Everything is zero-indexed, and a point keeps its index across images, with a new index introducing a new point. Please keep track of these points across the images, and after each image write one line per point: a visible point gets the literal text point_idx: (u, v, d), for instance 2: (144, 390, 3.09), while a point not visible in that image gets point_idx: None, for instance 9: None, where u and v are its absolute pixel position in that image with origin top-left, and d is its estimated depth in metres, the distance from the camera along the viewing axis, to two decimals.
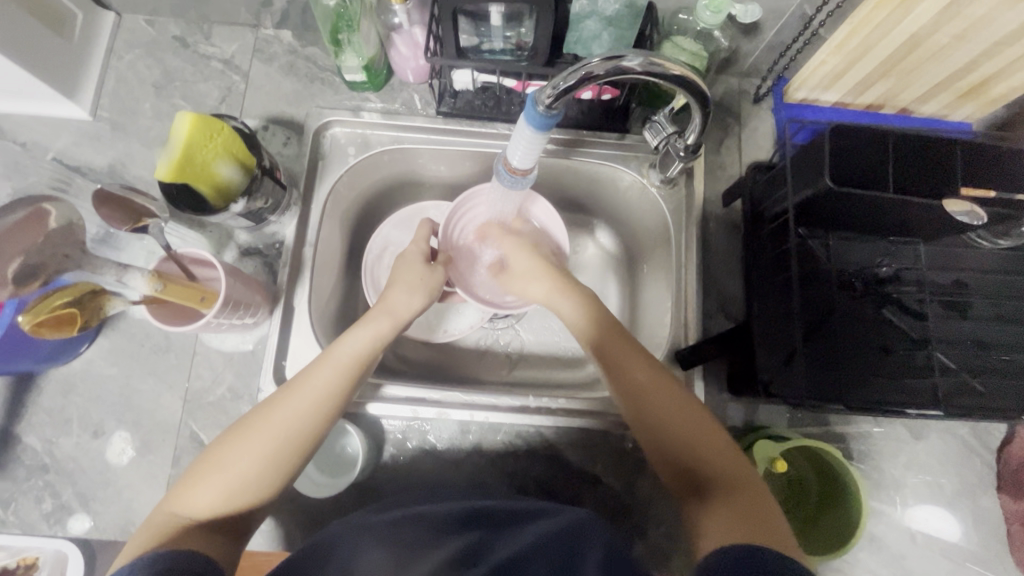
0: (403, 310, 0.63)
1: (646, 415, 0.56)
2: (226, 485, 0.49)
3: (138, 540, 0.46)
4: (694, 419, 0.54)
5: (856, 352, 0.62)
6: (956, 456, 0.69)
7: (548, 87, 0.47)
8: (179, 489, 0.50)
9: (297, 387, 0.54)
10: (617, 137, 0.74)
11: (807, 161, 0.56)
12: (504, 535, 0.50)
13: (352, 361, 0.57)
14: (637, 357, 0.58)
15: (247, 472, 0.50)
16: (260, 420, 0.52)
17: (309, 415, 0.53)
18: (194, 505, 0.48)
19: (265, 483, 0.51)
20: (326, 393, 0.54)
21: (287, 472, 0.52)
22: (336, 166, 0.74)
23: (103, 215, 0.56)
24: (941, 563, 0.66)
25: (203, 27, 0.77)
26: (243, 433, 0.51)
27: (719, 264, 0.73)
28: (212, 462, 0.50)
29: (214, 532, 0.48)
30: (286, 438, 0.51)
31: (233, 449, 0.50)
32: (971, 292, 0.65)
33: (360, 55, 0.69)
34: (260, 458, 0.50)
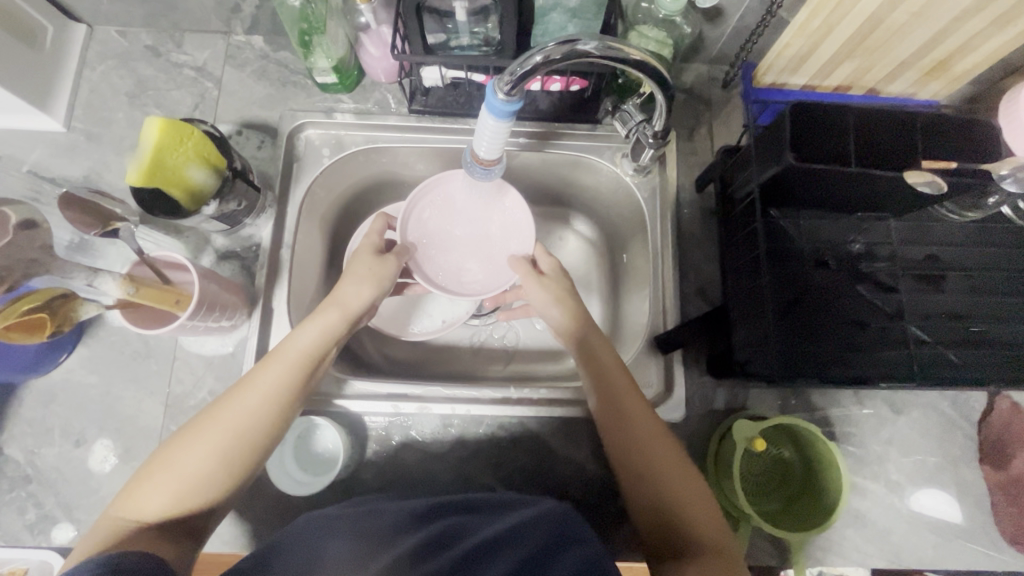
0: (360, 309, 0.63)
1: (635, 460, 0.57)
2: (177, 493, 0.49)
3: (88, 544, 0.46)
4: (682, 476, 0.55)
5: (833, 328, 0.62)
6: (938, 429, 0.69)
7: (505, 74, 0.48)
8: (126, 492, 0.49)
9: (247, 388, 0.54)
10: (588, 129, 0.74)
11: (770, 140, 0.57)
12: (480, 523, 0.51)
13: (302, 360, 0.57)
14: (638, 406, 0.59)
15: (194, 476, 0.50)
16: (211, 419, 0.52)
17: (260, 413, 0.53)
18: (143, 507, 0.48)
19: (215, 488, 0.50)
20: (276, 392, 0.54)
21: (235, 474, 0.52)
22: (311, 168, 0.74)
23: (69, 217, 0.55)
24: (927, 537, 0.66)
25: (175, 36, 0.78)
26: (192, 433, 0.51)
27: (695, 249, 0.74)
28: (161, 463, 0.50)
29: (164, 535, 0.47)
30: (234, 438, 0.51)
31: (182, 451, 0.50)
32: (944, 265, 0.65)
33: (329, 57, 0.70)
34: (208, 460, 0.50)
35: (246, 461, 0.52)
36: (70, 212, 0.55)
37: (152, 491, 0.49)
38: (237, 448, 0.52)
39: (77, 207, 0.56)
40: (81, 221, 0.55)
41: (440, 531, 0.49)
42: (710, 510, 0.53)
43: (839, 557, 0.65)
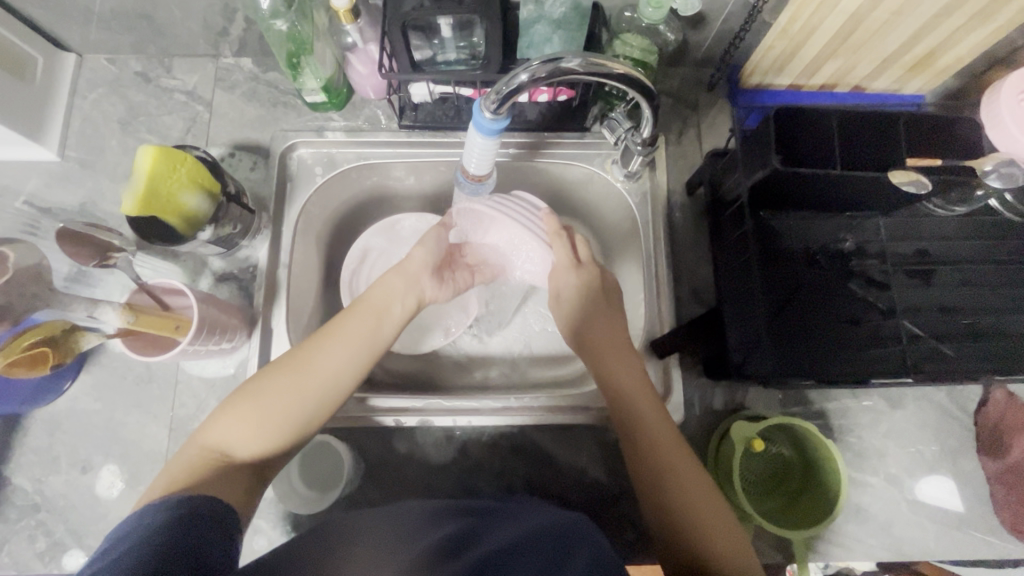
0: (417, 270, 0.66)
1: (655, 464, 0.58)
2: (262, 430, 0.52)
3: (171, 471, 0.48)
4: (699, 489, 0.56)
5: (827, 327, 0.63)
6: (934, 421, 0.70)
7: (492, 93, 0.48)
8: (209, 423, 0.52)
9: (330, 335, 0.58)
10: (577, 136, 0.75)
11: (757, 144, 0.58)
12: (492, 527, 0.51)
13: (380, 315, 0.62)
14: (654, 413, 0.60)
15: (277, 415, 0.53)
16: (297, 360, 0.56)
17: (343, 359, 0.57)
18: (227, 440, 0.51)
19: (295, 428, 0.54)
20: (356, 342, 0.59)
21: (314, 417, 0.55)
22: (304, 187, 0.75)
23: (68, 252, 0.55)
24: (929, 528, 0.67)
25: (164, 61, 0.79)
26: (279, 370, 0.55)
27: (688, 251, 0.74)
28: (245, 398, 0.53)
29: (243, 474, 0.50)
30: (318, 380, 0.55)
31: (268, 387, 0.54)
32: (934, 259, 0.66)
33: (318, 77, 0.71)
34: (292, 399, 0.54)
35: (325, 405, 0.55)
36: (67, 245, 0.55)
37: (236, 427, 0.51)
38: (321, 392, 0.55)
39: (73, 242, 0.56)
40: (78, 253, 0.56)
41: (458, 533, 0.49)
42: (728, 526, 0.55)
43: (841, 551, 0.66)
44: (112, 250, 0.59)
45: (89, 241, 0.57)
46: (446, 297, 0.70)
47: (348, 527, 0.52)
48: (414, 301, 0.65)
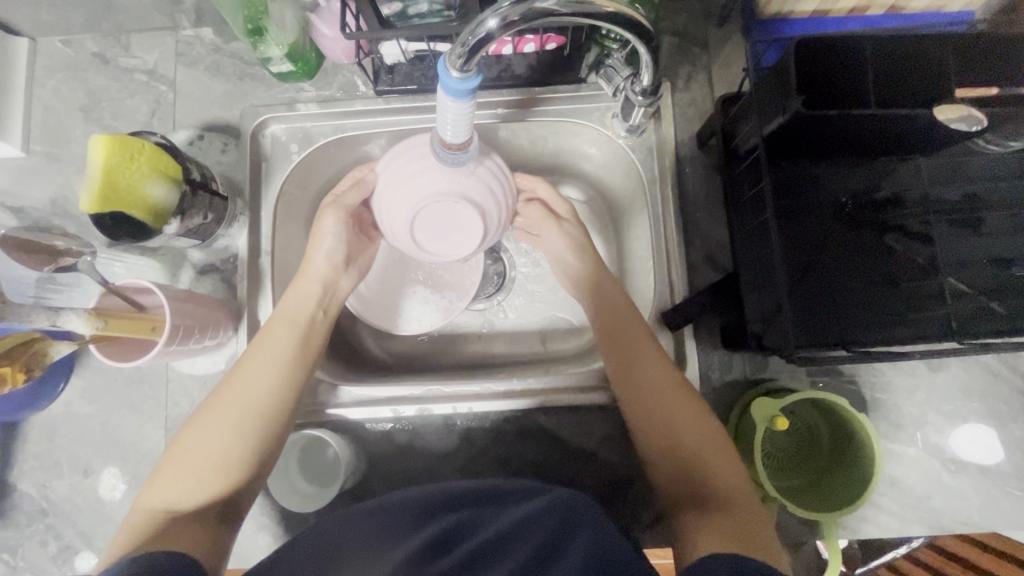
0: (328, 274, 0.64)
1: (645, 399, 0.57)
2: (206, 475, 0.52)
3: (121, 538, 0.48)
4: (693, 423, 0.55)
5: (858, 290, 0.56)
6: (980, 384, 0.64)
7: (457, 46, 0.41)
8: (151, 486, 0.51)
9: (252, 360, 0.57)
10: (572, 89, 0.67)
11: (772, 85, 0.50)
12: (490, 517, 0.49)
13: (304, 322, 0.61)
14: (646, 347, 0.59)
15: (217, 454, 0.52)
16: (220, 396, 0.55)
17: (271, 381, 0.56)
18: (169, 497, 0.50)
19: (238, 464, 0.53)
20: (280, 360, 0.57)
21: (254, 447, 0.54)
22: (281, 167, 0.70)
23: (16, 257, 0.55)
24: (973, 499, 0.62)
25: (121, 38, 0.73)
26: (206, 415, 0.54)
27: (701, 211, 0.67)
28: (179, 451, 0.53)
29: (198, 521, 0.49)
30: (246, 410, 0.55)
31: (197, 434, 0.53)
32: (984, 204, 0.58)
33: (280, 44, 0.64)
34: (226, 436, 0.53)
35: (263, 430, 0.55)
36: (15, 252, 0.55)
37: (177, 480, 0.51)
38: (252, 421, 0.54)
39: (21, 247, 0.56)
40: (30, 259, 0.56)
41: (444, 528, 0.47)
42: (726, 454, 0.54)
43: (874, 527, 0.61)
44: (63, 253, 0.58)
45: (39, 246, 0.57)
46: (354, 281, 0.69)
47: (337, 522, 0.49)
48: (334, 303, 0.65)
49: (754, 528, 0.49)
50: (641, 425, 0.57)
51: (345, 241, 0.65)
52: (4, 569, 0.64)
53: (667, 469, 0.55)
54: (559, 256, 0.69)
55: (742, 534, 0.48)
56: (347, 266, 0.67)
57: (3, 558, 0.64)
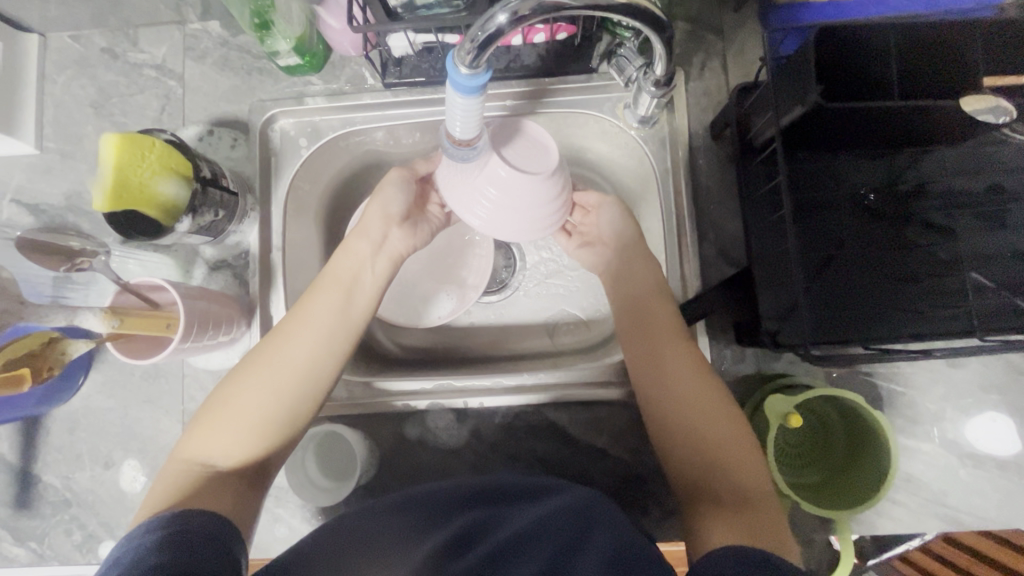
0: (382, 228, 0.64)
1: (661, 382, 0.58)
2: (242, 434, 0.53)
3: (160, 486, 0.50)
4: (721, 424, 0.55)
5: (877, 285, 0.55)
6: (1000, 379, 0.62)
7: (466, 41, 0.40)
8: (189, 436, 0.54)
9: (297, 322, 0.58)
10: (583, 80, 0.66)
11: (791, 76, 0.49)
12: (505, 515, 0.49)
13: (345, 290, 0.61)
14: (669, 332, 0.60)
15: (255, 414, 0.54)
16: (263, 356, 0.56)
17: (314, 347, 0.57)
18: (207, 451, 0.52)
19: (274, 428, 0.55)
20: (324, 328, 0.58)
21: (291, 412, 0.55)
22: (290, 162, 0.69)
23: (32, 258, 0.56)
24: (990, 496, 0.61)
25: (129, 33, 0.73)
26: (249, 373, 0.56)
27: (716, 204, 0.65)
28: (218, 406, 0.54)
29: (232, 482, 0.51)
30: (288, 375, 0.56)
31: (238, 393, 0.55)
32: (1010, 197, 0.56)
33: (288, 39, 0.63)
34: (265, 398, 0.55)
35: (301, 397, 0.56)
36: (31, 255, 0.56)
37: (214, 436, 0.53)
38: (289, 385, 0.55)
39: (34, 248, 0.56)
40: (44, 259, 0.57)
41: (464, 524, 0.48)
42: (743, 447, 0.54)
43: (888, 523, 0.61)
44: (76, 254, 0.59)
45: (51, 247, 0.58)
46: (414, 246, 0.67)
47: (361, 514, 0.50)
48: (386, 263, 0.64)
49: (770, 527, 0.49)
50: (654, 407, 0.58)
51: (403, 198, 0.65)
52: (32, 556, 0.66)
53: (682, 457, 0.56)
54: (613, 231, 0.68)
55: (758, 530, 0.48)
56: (403, 225, 0.66)
57: (30, 547, 0.66)
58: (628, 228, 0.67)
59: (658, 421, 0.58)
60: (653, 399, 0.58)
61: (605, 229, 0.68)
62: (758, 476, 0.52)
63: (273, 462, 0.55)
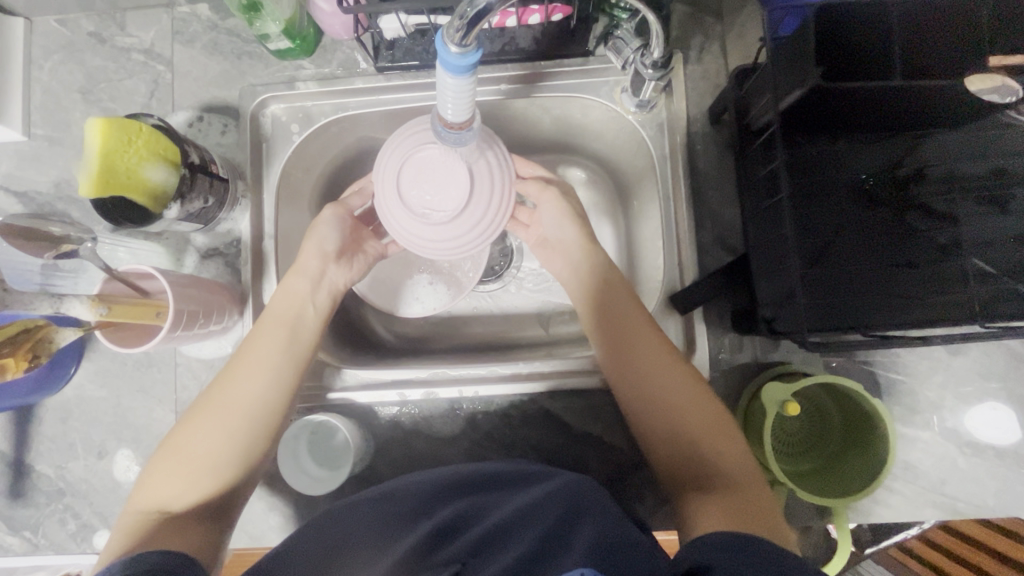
0: (317, 266, 0.61)
1: (636, 377, 0.56)
2: (197, 476, 0.52)
3: (118, 537, 0.50)
4: (694, 409, 0.54)
5: (874, 271, 0.54)
6: (1001, 367, 0.62)
7: (455, 18, 0.38)
8: (143, 484, 0.53)
9: (236, 365, 0.56)
10: (579, 62, 0.65)
11: (790, 57, 0.48)
12: (495, 504, 0.49)
13: (295, 321, 0.59)
14: (638, 328, 0.58)
15: (205, 459, 0.53)
16: (212, 396, 0.55)
17: (259, 383, 0.56)
18: (163, 498, 0.51)
19: (229, 465, 0.53)
20: (265, 369, 0.56)
21: (248, 447, 0.54)
22: (281, 148, 0.68)
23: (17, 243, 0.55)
24: (989, 485, 0.60)
25: (117, 17, 0.71)
26: (198, 416, 0.54)
27: (714, 190, 0.64)
28: (171, 451, 0.53)
29: (195, 522, 0.51)
30: (239, 412, 0.54)
31: (189, 436, 0.53)
32: (1014, 180, 0.55)
33: (277, 21, 0.61)
34: (219, 439, 0.53)
35: (255, 433, 0.55)
36: (16, 242, 0.55)
37: (169, 482, 0.52)
38: (244, 423, 0.54)
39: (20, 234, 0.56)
40: (31, 247, 0.56)
41: (448, 516, 0.47)
42: (721, 433, 0.53)
43: (886, 511, 0.61)
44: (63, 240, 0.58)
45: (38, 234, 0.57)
46: (352, 277, 0.66)
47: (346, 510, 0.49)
48: (327, 296, 0.62)
49: (760, 505, 0.49)
50: (630, 402, 0.57)
51: (339, 235, 0.63)
52: (26, 545, 0.66)
53: (661, 451, 0.55)
54: (558, 235, 0.66)
55: (746, 514, 0.48)
56: (340, 260, 0.64)
57: (25, 536, 0.66)
58: (571, 232, 0.65)
59: (632, 409, 0.56)
60: (627, 389, 0.57)
61: (550, 231, 0.66)
62: (738, 453, 0.52)
63: (236, 495, 0.54)
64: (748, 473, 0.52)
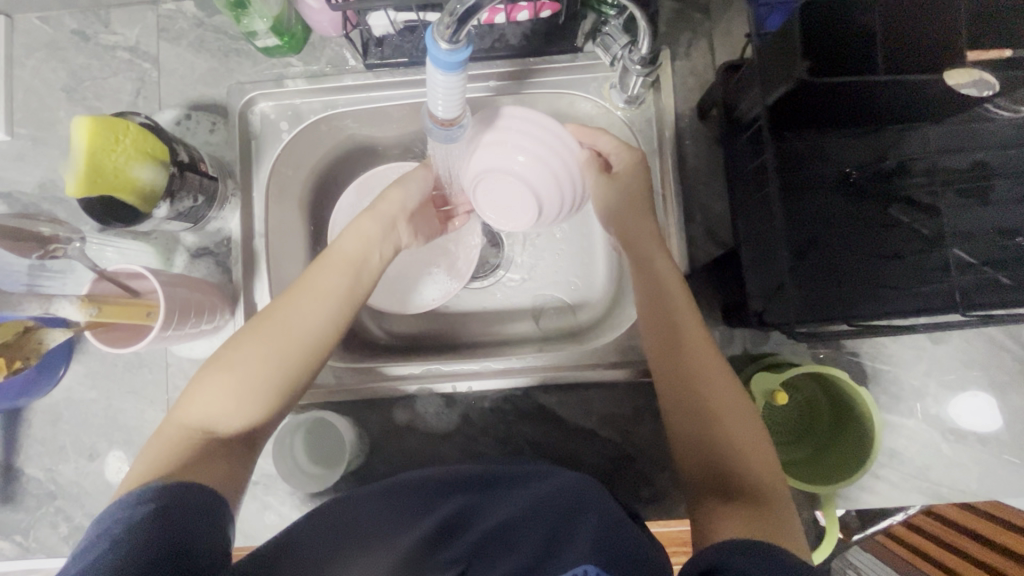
0: (394, 216, 0.64)
1: (675, 356, 0.55)
2: (244, 398, 0.51)
3: (155, 450, 0.48)
4: (731, 396, 0.53)
5: (860, 262, 0.56)
6: (981, 355, 0.63)
7: (445, 15, 0.38)
8: (184, 400, 0.51)
9: (297, 293, 0.55)
10: (568, 59, 0.65)
11: (778, 51, 0.48)
12: (491, 503, 0.49)
13: (353, 262, 0.59)
14: (681, 302, 0.57)
15: (258, 384, 0.51)
16: (269, 319, 0.53)
17: (321, 317, 0.55)
18: (205, 417, 0.50)
19: (277, 391, 0.52)
20: (327, 305, 0.56)
21: (294, 378, 0.53)
22: (270, 146, 0.68)
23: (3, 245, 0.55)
24: (971, 469, 0.62)
25: (101, 14, 0.71)
26: (253, 336, 0.53)
27: (703, 184, 0.65)
28: (219, 365, 0.51)
29: (231, 451, 0.49)
30: (297, 339, 0.53)
31: (238, 355, 0.52)
32: (993, 173, 0.56)
33: (265, 18, 0.61)
34: (269, 363, 0.52)
35: (305, 366, 0.54)
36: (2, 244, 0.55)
37: (213, 401, 0.50)
38: (297, 352, 0.53)
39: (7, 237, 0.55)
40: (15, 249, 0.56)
41: (448, 513, 0.47)
42: (755, 431, 0.52)
43: (873, 497, 0.62)
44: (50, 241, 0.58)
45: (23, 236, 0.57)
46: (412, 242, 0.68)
47: (353, 498, 0.49)
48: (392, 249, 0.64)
49: (780, 517, 0.47)
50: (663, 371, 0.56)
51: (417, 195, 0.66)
52: (17, 549, 0.65)
53: (691, 434, 0.53)
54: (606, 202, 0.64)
55: (763, 525, 0.46)
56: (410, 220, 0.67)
57: (15, 540, 0.65)
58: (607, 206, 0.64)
59: (667, 388, 0.55)
60: (665, 363, 0.56)
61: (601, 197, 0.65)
62: (764, 459, 0.51)
63: (269, 427, 0.53)
64: (771, 484, 0.49)
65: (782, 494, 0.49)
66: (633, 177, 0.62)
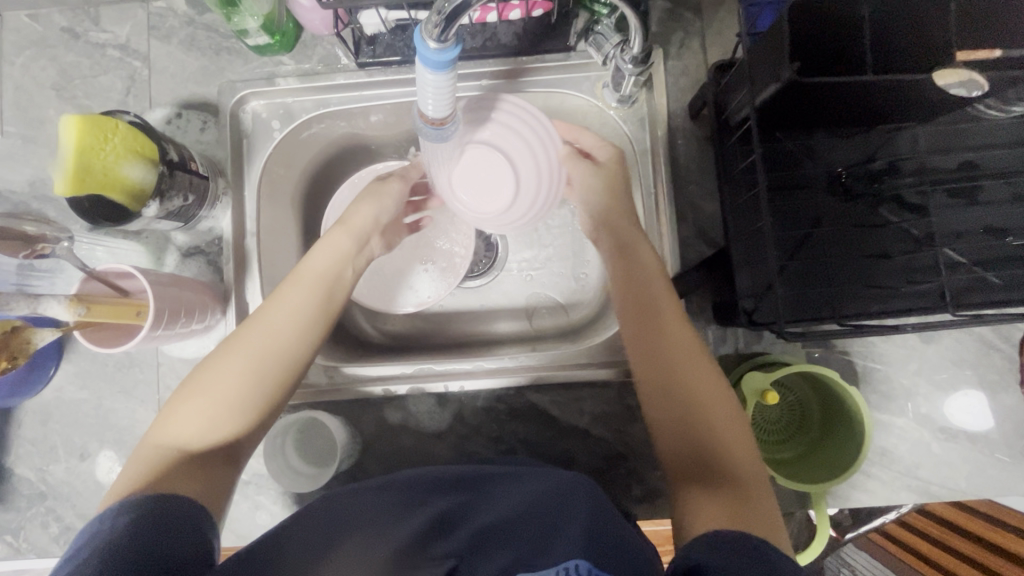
0: (369, 230, 0.64)
1: (660, 357, 0.54)
2: (218, 414, 0.49)
3: (128, 472, 0.46)
4: (715, 391, 0.52)
5: (850, 261, 0.56)
6: (971, 355, 0.63)
7: (433, 14, 0.38)
8: (159, 421, 0.49)
9: (269, 306, 0.55)
10: (561, 57, 0.65)
11: (767, 51, 0.48)
12: (482, 500, 0.48)
13: (325, 272, 0.59)
14: (664, 303, 0.57)
15: (233, 400, 0.50)
16: (240, 335, 0.53)
17: (293, 326, 0.54)
18: (178, 436, 0.48)
19: (253, 404, 0.51)
20: (299, 315, 0.55)
21: (268, 391, 0.52)
22: (262, 145, 0.68)
23: None
24: (960, 468, 0.62)
25: (90, 11, 0.70)
26: (226, 352, 0.52)
27: (695, 183, 0.65)
28: (192, 385, 0.50)
29: (205, 466, 0.47)
30: (271, 348, 0.53)
31: (212, 370, 0.51)
32: (983, 172, 0.56)
33: (255, 16, 0.61)
34: (242, 376, 0.51)
35: (280, 378, 0.53)
36: None
37: (187, 418, 0.49)
38: (271, 362, 0.52)
39: None
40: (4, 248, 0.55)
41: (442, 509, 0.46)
42: (739, 427, 0.51)
43: (864, 496, 0.62)
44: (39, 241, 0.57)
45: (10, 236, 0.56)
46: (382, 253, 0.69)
47: (345, 495, 0.48)
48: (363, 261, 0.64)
49: (764, 511, 0.45)
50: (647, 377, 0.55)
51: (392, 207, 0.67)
52: (8, 550, 0.65)
53: (675, 442, 0.52)
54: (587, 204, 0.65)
55: (749, 518, 0.44)
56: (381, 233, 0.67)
57: (6, 540, 0.65)
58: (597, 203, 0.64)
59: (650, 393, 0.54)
60: (647, 372, 0.55)
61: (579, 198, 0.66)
62: (747, 455, 0.49)
63: (247, 445, 0.51)
64: (755, 476, 0.48)
65: (766, 491, 0.48)
66: (617, 176, 0.64)
